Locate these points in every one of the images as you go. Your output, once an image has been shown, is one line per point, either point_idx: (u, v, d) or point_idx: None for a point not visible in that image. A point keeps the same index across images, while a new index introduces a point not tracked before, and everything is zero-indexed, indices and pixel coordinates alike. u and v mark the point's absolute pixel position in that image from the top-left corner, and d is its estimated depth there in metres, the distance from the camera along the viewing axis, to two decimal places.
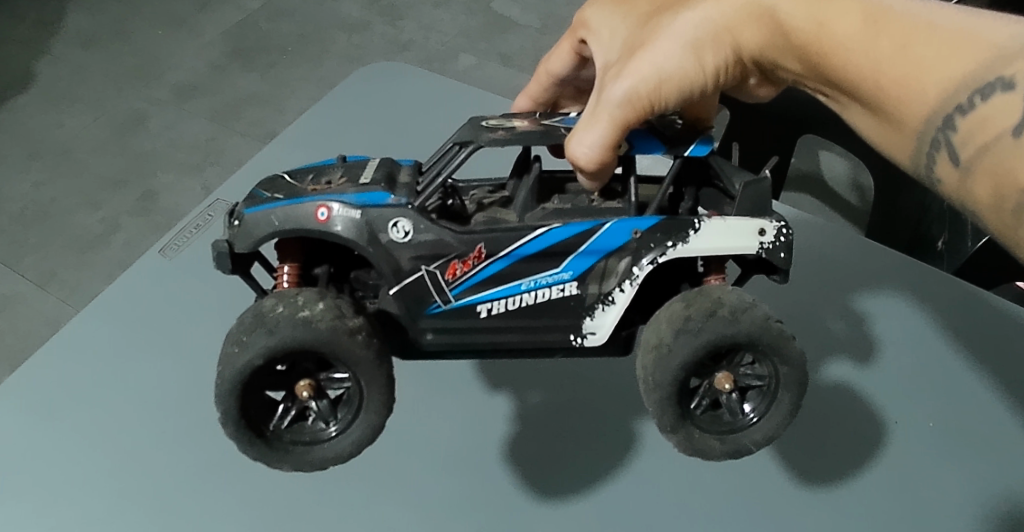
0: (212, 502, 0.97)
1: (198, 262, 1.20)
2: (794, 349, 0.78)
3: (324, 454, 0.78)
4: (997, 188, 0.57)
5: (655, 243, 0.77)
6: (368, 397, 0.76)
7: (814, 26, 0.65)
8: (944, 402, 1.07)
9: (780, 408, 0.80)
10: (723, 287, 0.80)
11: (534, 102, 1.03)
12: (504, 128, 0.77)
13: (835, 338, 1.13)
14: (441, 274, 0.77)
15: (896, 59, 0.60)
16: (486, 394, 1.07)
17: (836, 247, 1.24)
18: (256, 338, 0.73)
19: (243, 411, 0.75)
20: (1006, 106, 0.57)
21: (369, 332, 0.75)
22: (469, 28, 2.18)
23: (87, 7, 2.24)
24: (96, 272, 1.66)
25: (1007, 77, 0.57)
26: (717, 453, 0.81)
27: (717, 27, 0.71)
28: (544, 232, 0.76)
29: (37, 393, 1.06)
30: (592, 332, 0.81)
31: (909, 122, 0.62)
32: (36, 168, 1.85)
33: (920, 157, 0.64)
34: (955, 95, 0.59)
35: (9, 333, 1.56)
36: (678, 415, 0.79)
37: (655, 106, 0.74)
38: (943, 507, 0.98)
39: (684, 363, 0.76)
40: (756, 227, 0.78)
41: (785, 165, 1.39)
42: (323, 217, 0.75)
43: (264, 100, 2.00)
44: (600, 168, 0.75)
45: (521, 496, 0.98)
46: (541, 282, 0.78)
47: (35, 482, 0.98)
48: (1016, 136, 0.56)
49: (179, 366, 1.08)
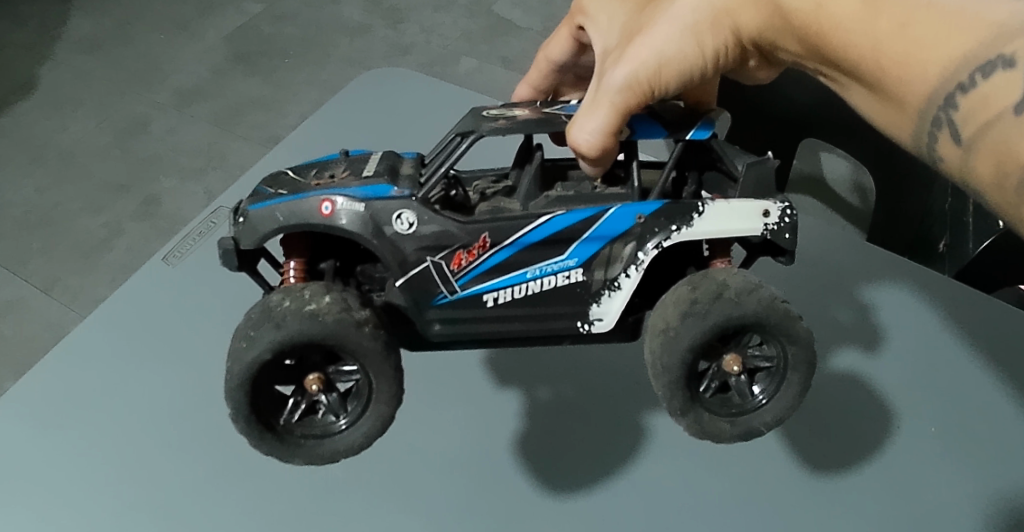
0: (219, 504, 0.97)
1: (202, 267, 1.20)
2: (802, 329, 0.78)
3: (336, 447, 0.78)
4: (999, 164, 0.57)
5: (659, 226, 0.77)
6: (377, 390, 0.77)
7: (812, 6, 0.65)
8: (949, 398, 1.07)
9: (790, 388, 0.80)
10: (730, 270, 0.80)
11: (534, 90, 1.02)
12: (504, 118, 0.77)
13: (840, 334, 1.13)
14: (447, 265, 0.77)
15: (895, 37, 0.60)
16: (490, 392, 1.07)
17: (838, 245, 1.23)
18: (266, 335, 0.73)
19: (253, 408, 0.75)
20: (1007, 84, 0.56)
21: (375, 324, 0.76)
22: (470, 30, 2.18)
23: (89, 12, 2.25)
24: (101, 277, 1.67)
25: (1008, 54, 0.56)
26: (728, 436, 0.81)
27: (716, 10, 0.72)
28: (547, 220, 0.76)
29: (42, 399, 1.06)
30: (599, 318, 0.81)
31: (910, 101, 0.62)
32: (40, 173, 1.85)
33: (923, 135, 0.63)
34: (955, 73, 0.58)
35: (14, 339, 1.56)
36: (688, 398, 0.79)
37: (656, 89, 0.75)
38: (949, 504, 0.97)
39: (692, 345, 0.76)
40: (760, 209, 0.79)
41: (786, 166, 1.38)
42: (327, 211, 0.75)
43: (266, 103, 2.00)
44: (602, 154, 0.75)
45: (524, 498, 0.98)
46: (547, 270, 0.79)
47: (41, 488, 0.99)
48: (1017, 114, 0.55)
49: (183, 371, 1.09)
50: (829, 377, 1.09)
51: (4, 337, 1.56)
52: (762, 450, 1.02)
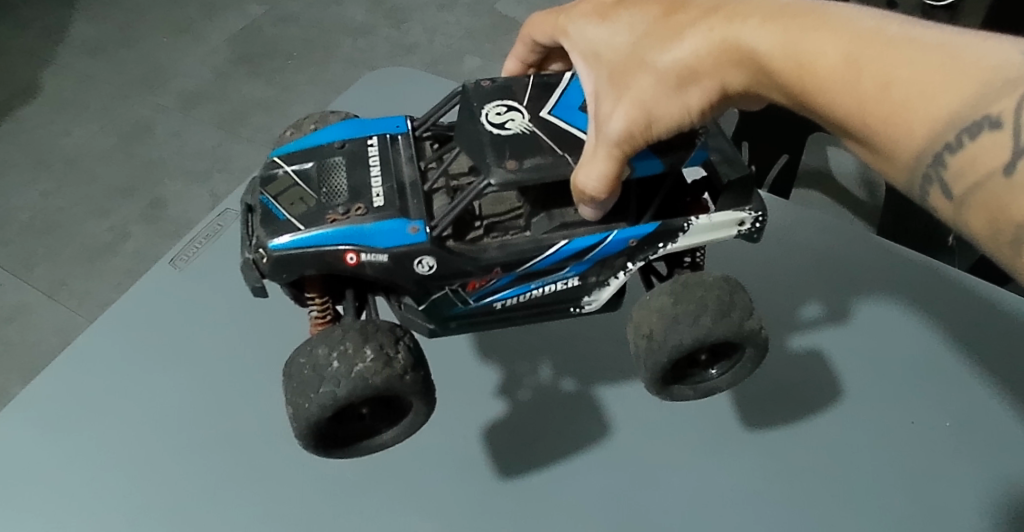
0: (227, 510, 0.97)
1: (209, 274, 1.19)
2: (761, 338, 0.83)
3: (382, 443, 0.85)
4: (992, 221, 0.53)
5: (648, 246, 0.82)
6: (415, 407, 0.82)
7: (794, 66, 0.60)
8: (960, 397, 1.05)
9: (744, 370, 0.88)
10: (704, 277, 0.84)
11: (522, 64, 0.92)
12: (514, 153, 0.76)
13: (827, 321, 1.12)
14: (462, 289, 0.82)
15: (880, 99, 0.56)
16: (490, 396, 1.06)
17: (851, 239, 1.20)
18: (322, 394, 0.76)
19: (314, 440, 0.80)
20: (995, 145, 0.52)
21: (413, 367, 0.78)
22: (474, 29, 2.18)
23: (93, 15, 2.25)
24: (106, 280, 1.67)
25: (994, 114, 0.52)
26: (690, 397, 0.90)
27: (699, 70, 0.66)
28: (556, 250, 0.80)
29: (44, 409, 1.05)
30: (590, 303, 0.87)
31: (900, 158, 0.58)
32: (45, 177, 1.85)
33: (914, 186, 0.59)
34: (942, 133, 0.54)
35: (22, 342, 1.57)
36: (662, 383, 0.86)
37: (649, 140, 0.72)
38: (960, 509, 0.96)
39: (670, 357, 0.81)
40: (735, 220, 0.83)
41: (795, 163, 1.36)
42: (352, 261, 0.77)
43: (270, 105, 2.00)
44: (607, 200, 0.74)
45: (529, 502, 0.97)
46: (549, 280, 0.83)
47: (40, 500, 0.98)
48: (1007, 176, 0.51)
49: (188, 378, 1.08)
50: (790, 354, 1.10)
51: (11, 341, 1.57)
52: (770, 452, 1.01)
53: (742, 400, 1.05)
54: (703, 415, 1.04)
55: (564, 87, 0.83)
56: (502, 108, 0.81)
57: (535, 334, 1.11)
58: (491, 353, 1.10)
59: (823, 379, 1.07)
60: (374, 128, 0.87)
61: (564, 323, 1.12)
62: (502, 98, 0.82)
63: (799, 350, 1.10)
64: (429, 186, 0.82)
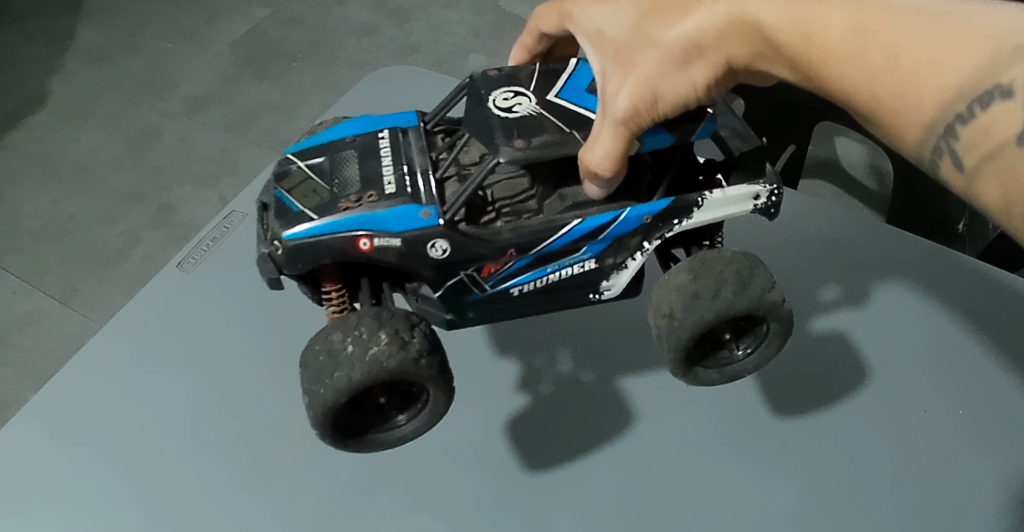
0: (242, 510, 0.97)
1: (218, 275, 1.19)
2: (783, 312, 0.83)
3: (402, 435, 0.85)
4: (1006, 194, 0.52)
5: (663, 223, 0.83)
6: (433, 395, 0.82)
7: (800, 37, 0.60)
8: (974, 382, 1.04)
9: (768, 346, 0.87)
10: (723, 252, 0.84)
11: (525, 52, 0.92)
12: (521, 133, 0.76)
13: (846, 307, 1.11)
14: (477, 274, 0.81)
15: (888, 68, 0.55)
16: (511, 392, 1.06)
17: (862, 225, 1.19)
18: (331, 380, 0.76)
19: (335, 432, 0.81)
20: (1008, 115, 0.52)
21: (429, 351, 0.78)
22: (479, 27, 2.18)
23: (97, 22, 2.26)
24: (118, 287, 1.68)
25: (1006, 84, 0.51)
26: (717, 382, 0.89)
27: (704, 46, 0.65)
28: (570, 229, 0.80)
29: (57, 414, 1.06)
30: (608, 288, 0.87)
31: (907, 131, 0.57)
32: (54, 185, 1.86)
33: (924, 158, 0.58)
34: (953, 104, 0.54)
35: (35, 350, 1.58)
36: (686, 364, 0.86)
37: (656, 118, 0.71)
38: (976, 494, 0.95)
39: (691, 335, 0.81)
40: (751, 193, 0.84)
41: (802, 151, 1.36)
42: (365, 247, 0.77)
43: (277, 108, 2.00)
44: (615, 174, 0.74)
45: (543, 495, 0.97)
46: (565, 263, 0.83)
47: (58, 503, 0.99)
48: (1020, 145, 0.51)
49: (199, 381, 1.08)
50: (812, 340, 1.09)
51: (25, 348, 1.58)
52: (784, 439, 1.00)
53: (755, 389, 1.04)
54: (719, 406, 1.03)
55: (570, 72, 0.83)
56: (509, 93, 0.80)
57: (545, 326, 1.11)
58: (503, 348, 1.10)
59: (836, 365, 1.06)
60: (382, 123, 0.87)
61: (573, 316, 1.12)
62: (509, 84, 0.81)
63: (822, 336, 1.09)
64: (441, 173, 0.81)
